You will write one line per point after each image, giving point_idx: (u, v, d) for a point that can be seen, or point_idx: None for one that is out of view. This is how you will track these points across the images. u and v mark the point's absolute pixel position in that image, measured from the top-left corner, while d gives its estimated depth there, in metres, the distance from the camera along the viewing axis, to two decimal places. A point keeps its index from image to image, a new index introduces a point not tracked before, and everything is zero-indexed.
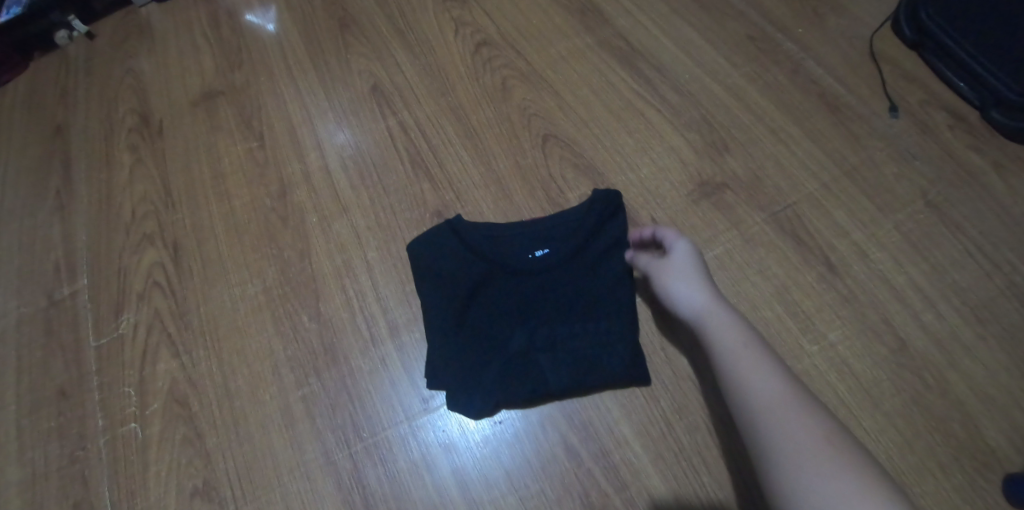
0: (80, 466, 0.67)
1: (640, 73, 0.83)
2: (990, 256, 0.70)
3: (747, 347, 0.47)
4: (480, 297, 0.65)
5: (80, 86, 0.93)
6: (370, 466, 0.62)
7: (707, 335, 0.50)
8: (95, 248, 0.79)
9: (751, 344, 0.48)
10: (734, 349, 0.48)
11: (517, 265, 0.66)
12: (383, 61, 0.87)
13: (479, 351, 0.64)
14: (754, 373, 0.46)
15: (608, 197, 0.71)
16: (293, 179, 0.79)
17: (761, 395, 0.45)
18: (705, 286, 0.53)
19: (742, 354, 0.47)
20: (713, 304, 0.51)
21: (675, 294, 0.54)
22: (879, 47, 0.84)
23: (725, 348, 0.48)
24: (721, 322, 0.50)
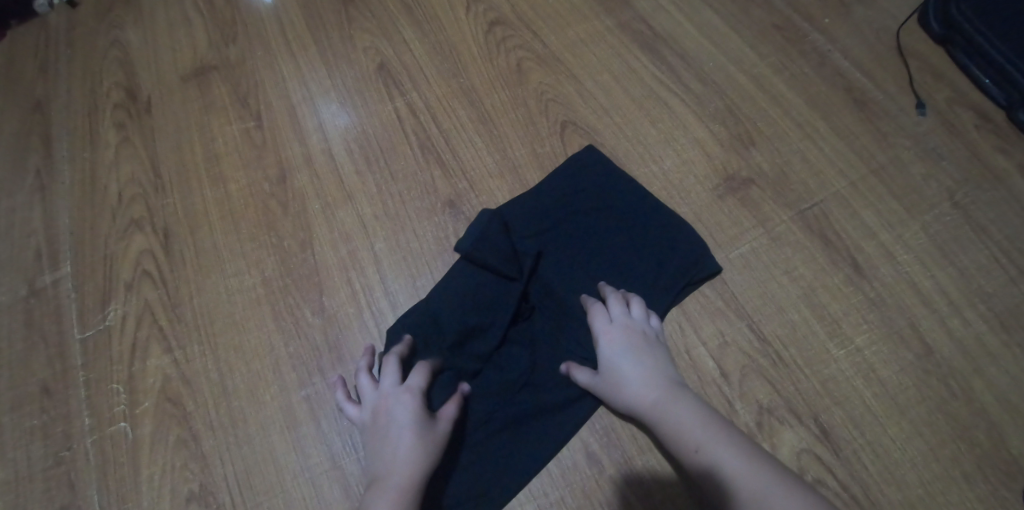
0: (65, 468, 0.62)
1: (660, 60, 0.79)
2: (1016, 261, 0.68)
3: (658, 378, 0.57)
4: (489, 304, 0.63)
5: (62, 57, 0.87)
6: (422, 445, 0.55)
7: (670, 417, 0.54)
8: (79, 234, 0.74)
9: (673, 387, 0.56)
10: (713, 445, 0.51)
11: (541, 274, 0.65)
12: (389, 40, 0.82)
13: (492, 367, 0.62)
14: (624, 358, 0.58)
15: (628, 197, 0.69)
16: (293, 163, 0.74)
17: (620, 398, 0.57)
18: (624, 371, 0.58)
19: (653, 367, 0.58)
20: (641, 392, 0.56)
21: (625, 389, 0.57)
22: (907, 40, 0.80)
23: (686, 431, 0.52)
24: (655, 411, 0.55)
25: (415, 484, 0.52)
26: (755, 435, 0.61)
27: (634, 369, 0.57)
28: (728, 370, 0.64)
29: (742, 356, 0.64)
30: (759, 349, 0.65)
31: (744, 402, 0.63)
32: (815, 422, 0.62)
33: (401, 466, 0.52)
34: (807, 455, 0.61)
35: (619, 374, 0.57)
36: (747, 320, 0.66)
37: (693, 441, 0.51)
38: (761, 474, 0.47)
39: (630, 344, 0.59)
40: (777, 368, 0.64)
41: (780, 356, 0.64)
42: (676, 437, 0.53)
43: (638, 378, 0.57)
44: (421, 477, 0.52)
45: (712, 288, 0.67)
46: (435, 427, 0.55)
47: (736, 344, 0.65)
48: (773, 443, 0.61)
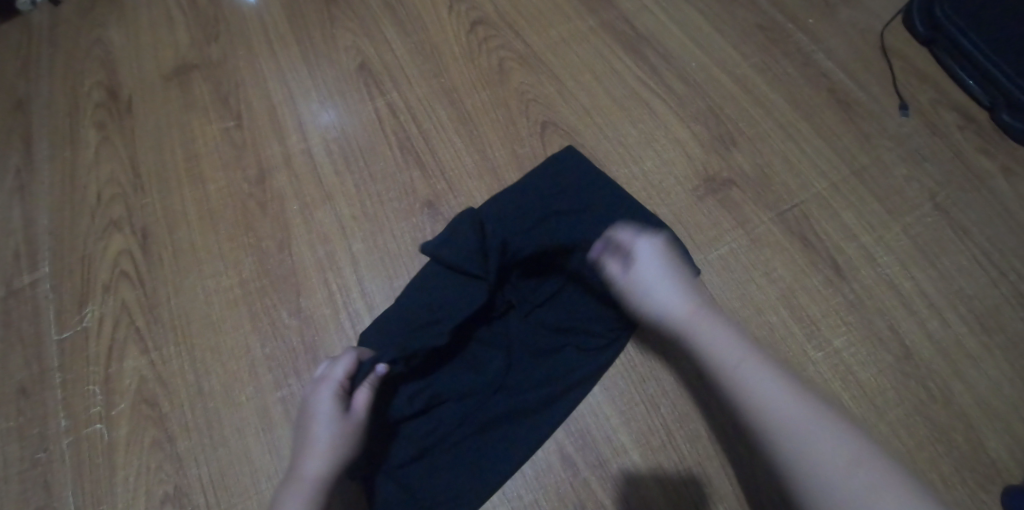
0: (41, 469, 0.62)
1: (643, 60, 0.79)
2: (996, 262, 0.68)
3: (689, 299, 0.58)
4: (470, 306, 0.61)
5: (43, 56, 0.86)
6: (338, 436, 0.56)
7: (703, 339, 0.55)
8: (58, 234, 0.73)
9: (705, 308, 0.57)
10: (747, 363, 0.52)
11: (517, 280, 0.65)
12: (371, 39, 0.81)
13: (466, 368, 0.62)
14: (654, 278, 0.59)
15: (607, 194, 0.68)
16: (272, 163, 0.74)
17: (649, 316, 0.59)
18: (653, 291, 0.59)
19: (683, 289, 0.58)
20: (672, 311, 0.57)
21: (654, 308, 0.58)
22: (891, 41, 0.80)
23: (717, 350, 0.54)
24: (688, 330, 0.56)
25: (328, 474, 0.55)
26: None
27: (667, 289, 0.58)
28: None
29: None
30: None
31: None
32: None
33: (314, 459, 0.55)
34: None
35: (652, 292, 0.58)
36: None
37: (728, 359, 0.52)
38: (794, 399, 0.48)
39: (667, 269, 0.59)
40: None
41: None
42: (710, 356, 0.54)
43: (667, 297, 0.58)
44: (332, 470, 0.55)
45: None
46: (351, 419, 0.57)
47: None
48: None
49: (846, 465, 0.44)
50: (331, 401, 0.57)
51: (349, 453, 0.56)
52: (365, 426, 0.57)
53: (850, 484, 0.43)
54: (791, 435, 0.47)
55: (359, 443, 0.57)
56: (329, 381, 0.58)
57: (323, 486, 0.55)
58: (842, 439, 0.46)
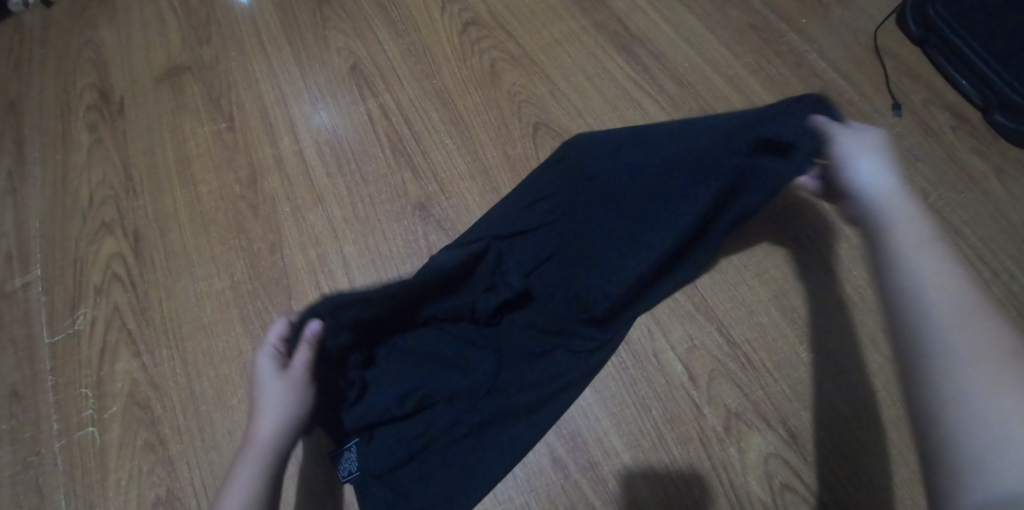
0: (33, 473, 0.62)
1: (635, 61, 0.79)
2: (989, 263, 0.68)
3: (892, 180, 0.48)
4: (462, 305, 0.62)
5: (35, 58, 0.86)
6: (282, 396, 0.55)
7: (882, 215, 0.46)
8: (50, 237, 0.73)
9: (908, 193, 0.47)
10: (915, 241, 0.43)
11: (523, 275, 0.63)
12: (363, 40, 0.81)
13: (457, 369, 0.61)
14: (855, 156, 0.50)
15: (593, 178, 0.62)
16: (264, 165, 0.74)
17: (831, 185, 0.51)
18: (846, 161, 0.50)
19: (890, 174, 0.49)
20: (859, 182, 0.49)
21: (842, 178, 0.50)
22: (884, 41, 0.80)
23: (886, 221, 0.45)
24: (869, 199, 0.48)
25: (279, 434, 0.55)
26: (723, 439, 0.61)
27: (862, 168, 0.49)
28: (696, 374, 0.64)
29: (711, 360, 0.64)
30: (729, 353, 0.64)
31: (713, 406, 0.62)
32: (784, 426, 0.61)
33: (263, 423, 0.55)
34: (776, 460, 0.60)
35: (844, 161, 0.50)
36: (716, 323, 0.66)
37: (908, 233, 0.44)
38: (975, 290, 0.39)
39: (882, 161, 0.50)
40: (747, 372, 0.63)
41: (750, 360, 0.64)
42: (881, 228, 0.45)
43: (863, 173, 0.49)
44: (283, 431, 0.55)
45: (682, 291, 0.67)
46: (293, 376, 0.56)
47: (705, 348, 0.65)
48: (741, 447, 0.60)
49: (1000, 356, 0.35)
50: (271, 366, 0.56)
51: (298, 415, 0.55)
52: (310, 387, 0.56)
53: (989, 371, 0.35)
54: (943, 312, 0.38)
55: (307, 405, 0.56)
56: (267, 348, 0.57)
57: (276, 446, 0.55)
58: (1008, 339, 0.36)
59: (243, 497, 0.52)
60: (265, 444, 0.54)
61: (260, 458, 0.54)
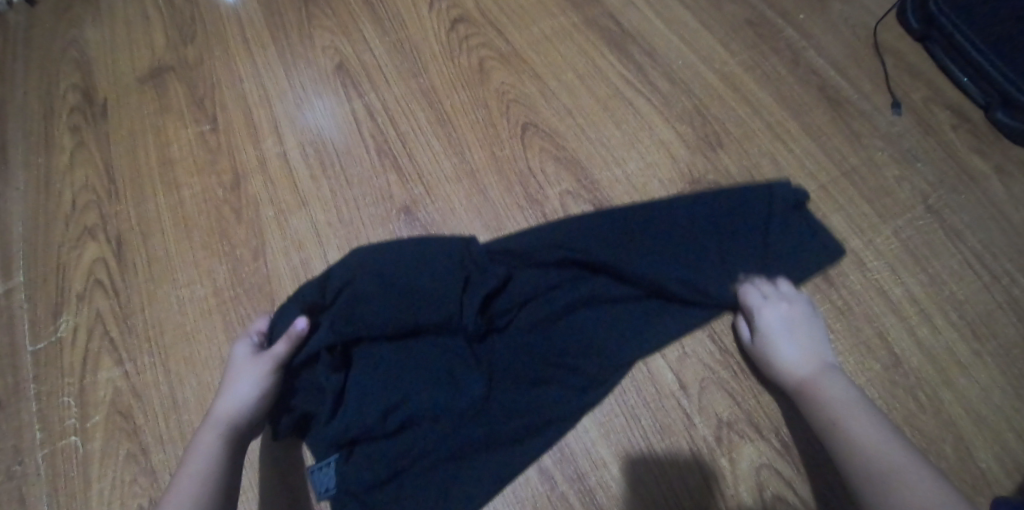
0: (14, 483, 0.61)
1: (628, 58, 0.77)
2: (989, 266, 0.66)
3: (814, 362, 0.58)
4: (447, 318, 0.60)
5: (18, 58, 0.85)
6: (247, 375, 0.57)
7: (823, 394, 0.55)
8: (32, 241, 0.72)
9: (827, 369, 0.57)
10: (860, 424, 0.51)
11: (523, 300, 0.63)
12: (350, 38, 0.80)
13: (445, 387, 0.59)
14: (786, 335, 0.59)
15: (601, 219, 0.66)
16: (248, 167, 0.73)
17: (781, 366, 0.58)
18: (773, 332, 0.60)
19: (812, 354, 0.58)
20: (805, 364, 0.57)
21: (787, 355, 0.58)
22: (884, 37, 0.77)
23: (835, 407, 0.53)
24: (818, 384, 0.56)
25: (240, 412, 0.56)
26: (713, 449, 0.59)
27: (793, 343, 0.59)
28: (687, 382, 0.62)
29: (702, 367, 0.63)
30: (721, 360, 0.63)
31: (704, 416, 0.61)
32: (776, 437, 0.60)
33: (227, 401, 0.56)
34: (767, 470, 0.58)
35: (777, 343, 0.59)
36: (708, 330, 0.64)
37: (835, 398, 0.54)
38: (906, 452, 0.49)
39: (792, 327, 0.60)
40: (740, 380, 0.62)
41: (743, 368, 0.62)
42: (816, 407, 0.55)
43: (796, 354, 0.58)
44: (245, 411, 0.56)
45: None
46: (264, 357, 0.58)
47: (696, 355, 0.63)
48: (732, 457, 0.59)
49: None
50: (246, 352, 0.59)
51: (262, 397, 0.57)
52: (276, 375, 0.58)
53: None
54: (887, 480, 0.47)
55: (274, 389, 0.58)
56: (245, 338, 0.61)
57: (233, 422, 0.55)
58: (946, 493, 0.45)
59: (201, 472, 0.52)
60: (224, 424, 0.55)
61: (216, 430, 0.55)
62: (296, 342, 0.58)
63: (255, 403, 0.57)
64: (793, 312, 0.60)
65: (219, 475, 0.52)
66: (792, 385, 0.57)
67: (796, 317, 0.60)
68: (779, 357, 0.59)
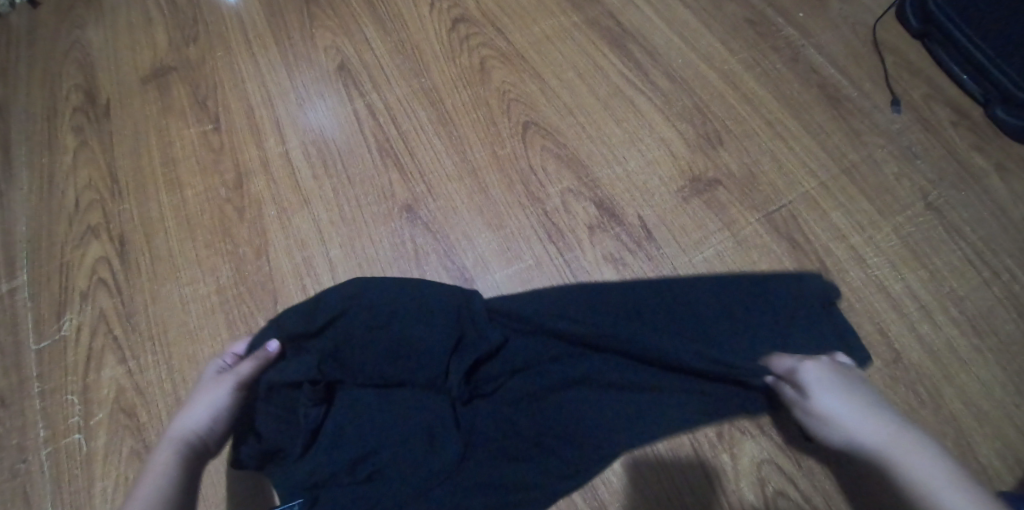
0: (19, 481, 0.61)
1: (628, 57, 0.77)
2: (989, 262, 0.66)
3: (878, 421, 0.50)
4: (434, 370, 0.56)
5: (21, 59, 0.85)
6: (210, 392, 0.55)
7: (896, 461, 0.47)
8: (36, 240, 0.72)
9: (895, 427, 0.49)
10: (949, 490, 0.44)
11: (513, 369, 0.58)
12: (351, 38, 0.80)
13: None
14: (835, 394, 0.52)
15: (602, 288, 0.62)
16: (250, 167, 0.73)
17: (841, 430, 0.50)
18: (820, 389, 0.52)
19: (872, 413, 0.50)
20: (867, 423, 0.50)
21: (844, 415, 0.51)
22: (883, 34, 0.78)
23: (916, 473, 0.46)
24: (890, 447, 0.48)
25: (195, 431, 0.53)
26: (715, 445, 0.60)
27: (846, 402, 0.51)
28: None
29: None
30: None
31: None
32: (778, 432, 0.60)
33: (185, 419, 0.54)
34: (769, 466, 0.59)
35: (829, 402, 0.52)
36: None
37: (914, 461, 0.46)
38: None
39: (839, 385, 0.53)
40: None
41: None
42: (897, 475, 0.46)
43: (856, 415, 0.50)
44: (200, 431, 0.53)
45: None
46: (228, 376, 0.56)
47: None
48: (734, 453, 0.59)
49: None
50: (217, 372, 0.58)
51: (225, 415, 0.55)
52: (236, 395, 0.55)
53: None
54: None
55: (234, 408, 0.55)
56: (219, 359, 0.59)
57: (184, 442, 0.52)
58: None
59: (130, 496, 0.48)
60: (180, 441, 0.52)
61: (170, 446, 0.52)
62: (261, 365, 0.56)
63: (210, 426, 0.54)
64: (830, 376, 0.53)
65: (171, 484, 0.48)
66: (858, 455, 0.49)
67: (836, 381, 0.53)
68: (833, 427, 0.51)
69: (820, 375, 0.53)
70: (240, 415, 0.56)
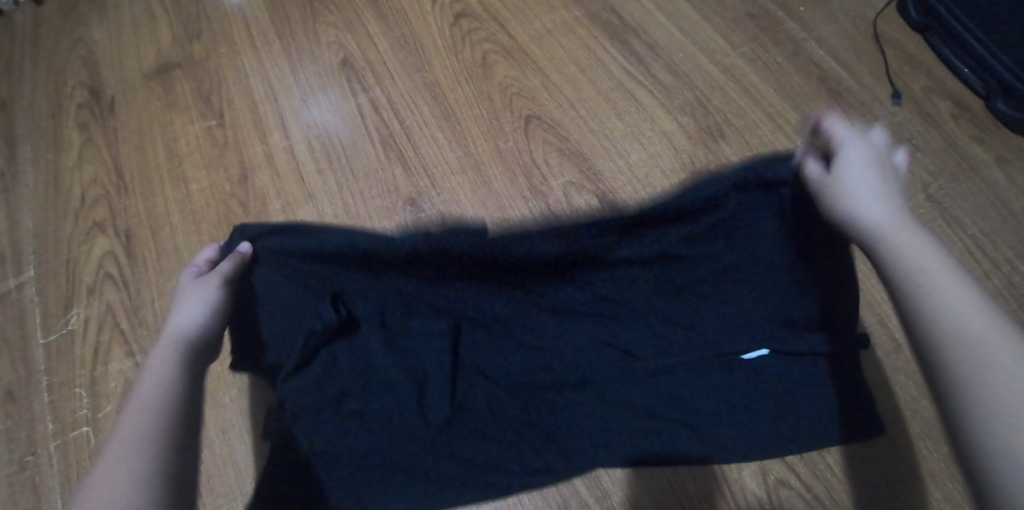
0: (28, 473, 0.62)
1: (629, 51, 0.78)
2: (989, 253, 0.66)
3: (891, 209, 0.41)
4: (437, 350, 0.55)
5: (26, 57, 0.86)
6: (190, 297, 0.47)
7: (900, 250, 0.39)
8: (42, 236, 0.73)
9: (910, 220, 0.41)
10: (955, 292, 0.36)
11: None
12: (354, 34, 0.80)
13: None
14: (864, 174, 0.42)
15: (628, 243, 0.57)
16: (254, 162, 0.73)
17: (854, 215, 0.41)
18: (847, 171, 0.42)
19: (892, 202, 0.41)
20: (885, 216, 0.41)
21: (863, 207, 0.41)
22: (883, 28, 0.78)
23: (922, 266, 0.38)
24: (902, 239, 0.39)
25: (191, 336, 0.46)
26: None
27: (869, 189, 0.42)
28: None
29: None
30: None
31: None
32: None
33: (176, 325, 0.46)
34: (771, 456, 0.59)
35: (851, 186, 0.42)
36: None
37: (932, 265, 0.38)
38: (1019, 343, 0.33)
39: (873, 173, 0.42)
40: None
41: None
42: (899, 269, 0.38)
43: (874, 201, 0.41)
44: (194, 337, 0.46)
45: None
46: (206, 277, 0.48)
47: None
48: None
49: None
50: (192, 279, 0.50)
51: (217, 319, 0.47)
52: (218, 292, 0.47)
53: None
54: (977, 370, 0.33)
55: (227, 305, 0.47)
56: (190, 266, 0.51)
57: (183, 349, 0.45)
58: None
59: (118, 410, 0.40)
60: (178, 345, 0.45)
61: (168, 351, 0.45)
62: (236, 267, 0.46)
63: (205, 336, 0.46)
64: (866, 155, 0.43)
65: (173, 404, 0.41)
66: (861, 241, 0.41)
67: (870, 162, 0.43)
68: (851, 206, 0.41)
69: (859, 164, 0.43)
70: (234, 312, 0.48)
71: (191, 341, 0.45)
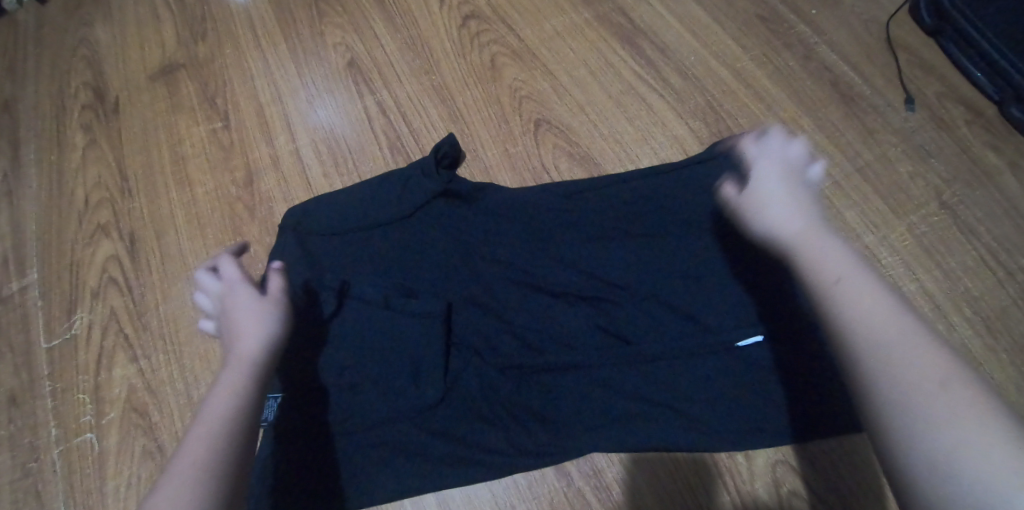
0: (31, 480, 0.61)
1: (639, 55, 0.77)
2: (1003, 261, 0.66)
3: (799, 214, 0.45)
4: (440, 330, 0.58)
5: (30, 57, 0.85)
6: (254, 319, 0.49)
7: (809, 253, 0.42)
8: (46, 239, 0.72)
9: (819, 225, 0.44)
10: (862, 293, 0.38)
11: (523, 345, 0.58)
12: (361, 35, 0.79)
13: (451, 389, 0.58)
14: (775, 185, 0.48)
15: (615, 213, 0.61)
16: (260, 165, 0.73)
17: (759, 222, 0.46)
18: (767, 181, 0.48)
19: (805, 207, 0.46)
20: (799, 228, 0.44)
21: (771, 218, 0.45)
22: (896, 31, 0.77)
23: (827, 265, 0.41)
24: (810, 246, 0.42)
25: (260, 355, 0.47)
26: None
27: (784, 202, 0.46)
28: None
29: None
30: None
31: None
32: None
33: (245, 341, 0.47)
34: (784, 467, 0.58)
35: (762, 197, 0.47)
36: None
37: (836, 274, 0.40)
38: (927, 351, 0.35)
39: (784, 182, 0.48)
40: None
41: None
42: (808, 272, 0.41)
43: (781, 207, 0.46)
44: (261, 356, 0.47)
45: None
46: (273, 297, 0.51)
47: None
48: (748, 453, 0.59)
49: (956, 401, 0.32)
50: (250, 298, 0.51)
51: (279, 338, 0.49)
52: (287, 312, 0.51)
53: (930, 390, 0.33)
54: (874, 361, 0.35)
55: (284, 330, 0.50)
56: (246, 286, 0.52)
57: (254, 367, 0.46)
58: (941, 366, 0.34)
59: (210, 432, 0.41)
60: (251, 367, 0.46)
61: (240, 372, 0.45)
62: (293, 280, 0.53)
63: (268, 364, 0.47)
64: (783, 170, 0.49)
65: (243, 422, 0.43)
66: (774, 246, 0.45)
67: (788, 174, 0.48)
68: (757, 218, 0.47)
69: (769, 174, 0.49)
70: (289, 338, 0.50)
71: (260, 363, 0.46)
